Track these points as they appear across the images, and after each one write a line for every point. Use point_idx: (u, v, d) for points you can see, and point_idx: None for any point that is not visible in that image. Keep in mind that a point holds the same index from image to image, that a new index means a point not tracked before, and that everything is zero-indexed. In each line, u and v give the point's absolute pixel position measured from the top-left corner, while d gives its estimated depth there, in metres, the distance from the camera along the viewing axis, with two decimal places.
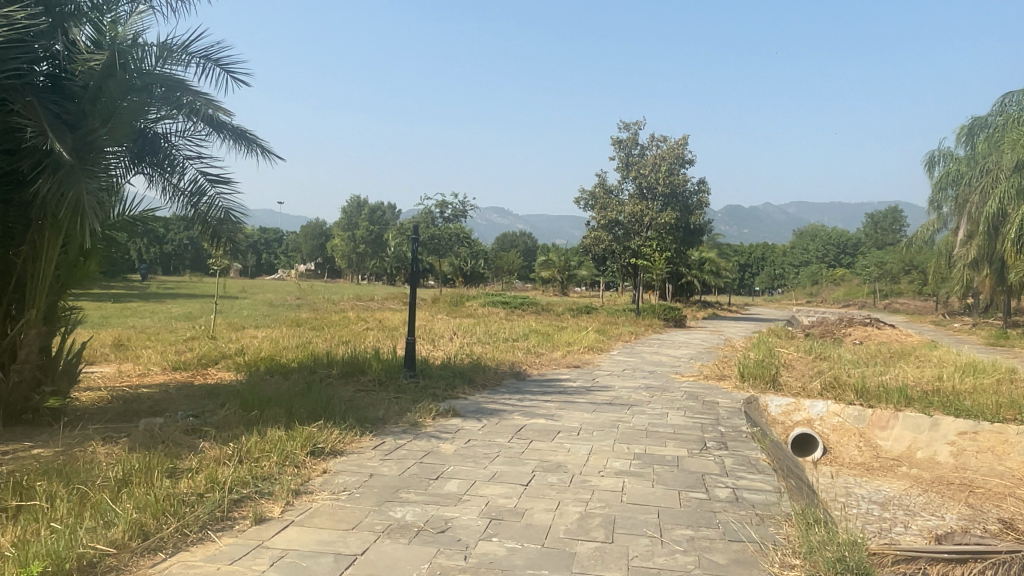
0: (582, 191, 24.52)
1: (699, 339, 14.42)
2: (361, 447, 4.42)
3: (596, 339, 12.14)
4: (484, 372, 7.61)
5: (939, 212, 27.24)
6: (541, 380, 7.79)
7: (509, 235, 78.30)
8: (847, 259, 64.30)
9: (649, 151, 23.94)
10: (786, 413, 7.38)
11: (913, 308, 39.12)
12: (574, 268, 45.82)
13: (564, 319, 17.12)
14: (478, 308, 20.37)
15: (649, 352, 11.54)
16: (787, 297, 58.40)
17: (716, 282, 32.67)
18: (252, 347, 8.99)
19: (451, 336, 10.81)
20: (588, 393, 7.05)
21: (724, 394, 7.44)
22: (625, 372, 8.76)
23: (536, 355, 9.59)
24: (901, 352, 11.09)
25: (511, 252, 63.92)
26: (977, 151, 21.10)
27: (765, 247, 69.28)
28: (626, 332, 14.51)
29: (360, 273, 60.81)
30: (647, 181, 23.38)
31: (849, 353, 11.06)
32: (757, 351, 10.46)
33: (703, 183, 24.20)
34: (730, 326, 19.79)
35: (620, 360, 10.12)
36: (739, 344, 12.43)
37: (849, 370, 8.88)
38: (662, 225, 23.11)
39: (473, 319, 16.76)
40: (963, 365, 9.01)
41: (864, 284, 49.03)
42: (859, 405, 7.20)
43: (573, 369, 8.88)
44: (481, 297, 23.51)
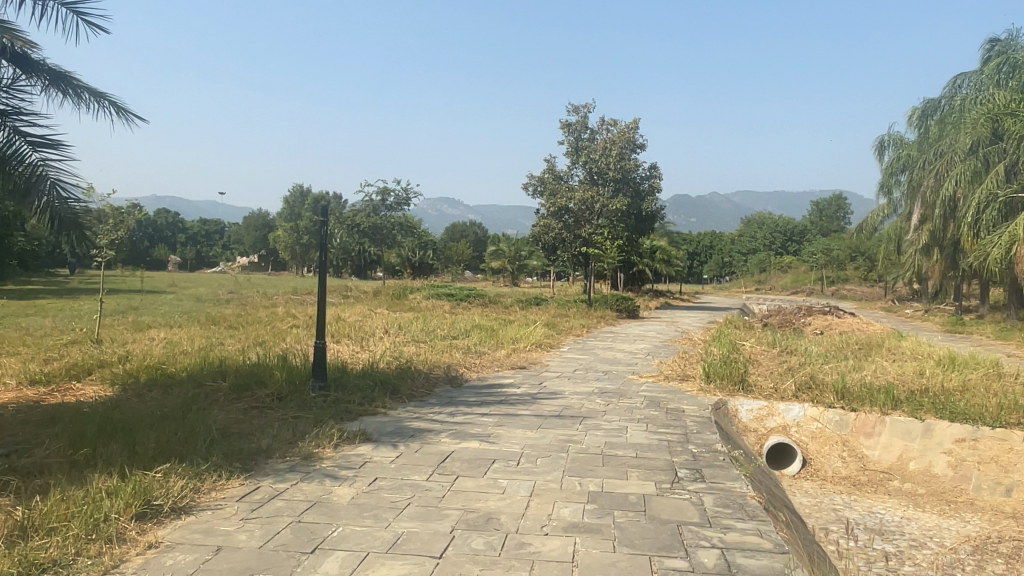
0: (531, 177, 23.47)
1: (653, 331, 13.54)
2: (224, 500, 3.29)
3: (544, 334, 11.10)
4: (412, 378, 6.49)
5: (888, 197, 27.07)
6: (480, 387, 6.71)
7: (459, 225, 77.12)
8: (793, 246, 65.04)
9: (599, 134, 23.00)
10: (758, 419, 6.43)
11: (860, 295, 39.29)
12: (525, 258, 44.86)
13: (512, 312, 16.06)
14: (421, 302, 19.16)
15: (602, 348, 10.56)
16: (736, 284, 58.54)
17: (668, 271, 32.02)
18: (142, 352, 7.68)
19: (383, 334, 9.62)
20: (533, 402, 6.01)
21: (690, 399, 6.46)
22: (576, 374, 7.74)
23: (477, 354, 8.50)
24: (870, 344, 10.35)
25: (461, 243, 62.78)
26: (929, 135, 20.81)
27: (714, 235, 69.67)
28: (577, 325, 13.53)
29: (304, 265, 58.72)
30: (598, 166, 22.46)
31: (815, 345, 10.27)
32: (720, 345, 9.55)
33: (654, 168, 23.38)
34: (685, 316, 19.06)
35: (571, 359, 9.11)
36: (697, 338, 11.56)
37: (822, 366, 8.04)
38: (613, 212, 22.24)
39: (414, 313, 15.54)
40: (942, 359, 8.26)
41: (811, 270, 49.27)
42: (840, 409, 6.28)
43: (518, 371, 7.82)
44: (425, 289, 22.26)
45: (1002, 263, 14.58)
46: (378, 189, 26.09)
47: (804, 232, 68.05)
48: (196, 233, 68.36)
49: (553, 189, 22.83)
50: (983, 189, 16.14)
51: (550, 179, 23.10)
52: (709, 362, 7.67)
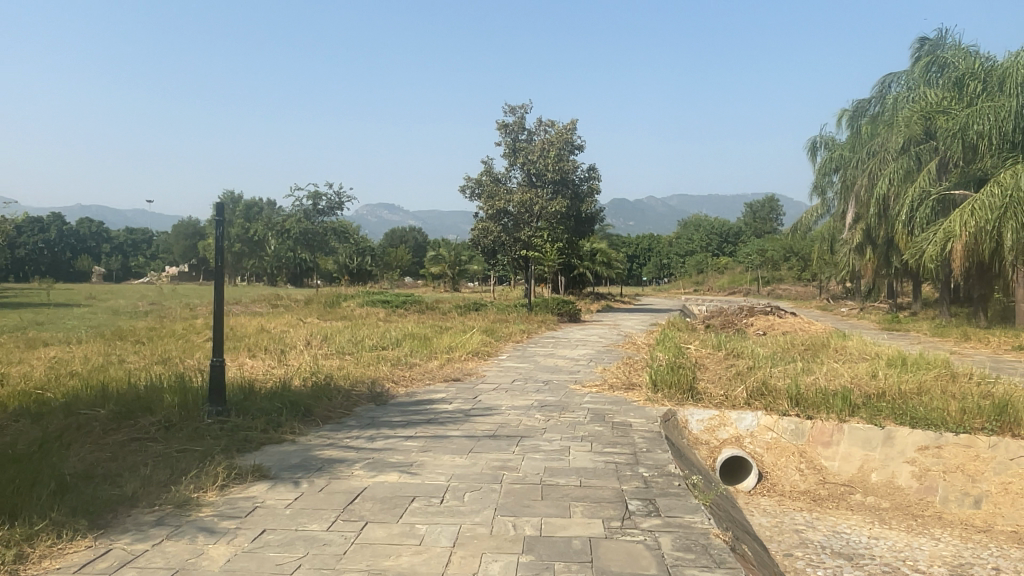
0: (468, 179, 22.86)
1: (596, 336, 13.07)
2: (57, 572, 2.58)
3: (482, 341, 10.46)
4: (329, 397, 5.77)
5: (822, 197, 27.45)
6: (407, 404, 6.03)
7: (398, 231, 75.90)
8: (729, 248, 66.25)
9: (537, 135, 22.53)
10: (710, 430, 5.94)
11: (795, 294, 39.98)
12: (465, 263, 44.18)
13: (449, 319, 15.37)
14: (355, 310, 18.30)
15: (543, 355, 9.99)
16: (675, 286, 59.12)
17: (608, 273, 31.83)
18: (18, 375, 6.74)
19: (304, 346, 8.82)
20: (465, 420, 5.38)
21: (637, 410, 5.93)
22: (514, 385, 7.13)
23: (407, 366, 7.81)
24: (816, 344, 10.05)
25: (401, 248, 61.64)
26: (861, 135, 21.15)
27: (653, 238, 70.42)
28: (517, 331, 12.94)
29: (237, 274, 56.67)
30: (536, 168, 22.04)
31: (761, 347, 9.91)
32: (665, 349, 9.08)
33: (593, 170, 23.05)
34: (627, 319, 18.72)
35: (509, 368, 8.49)
36: (642, 342, 11.10)
37: (772, 370, 7.64)
38: (553, 214, 21.86)
39: (345, 322, 14.69)
40: (892, 360, 7.97)
41: (747, 271, 50.03)
42: (796, 416, 5.84)
43: (451, 384, 7.16)
44: (359, 296, 21.36)
45: (936, 260, 14.68)
46: (309, 192, 25.03)
47: (739, 234, 69.37)
48: (121, 242, 65.33)
49: (491, 192, 22.28)
50: (916, 188, 16.37)
51: (488, 181, 22.54)
52: (655, 369, 7.17)
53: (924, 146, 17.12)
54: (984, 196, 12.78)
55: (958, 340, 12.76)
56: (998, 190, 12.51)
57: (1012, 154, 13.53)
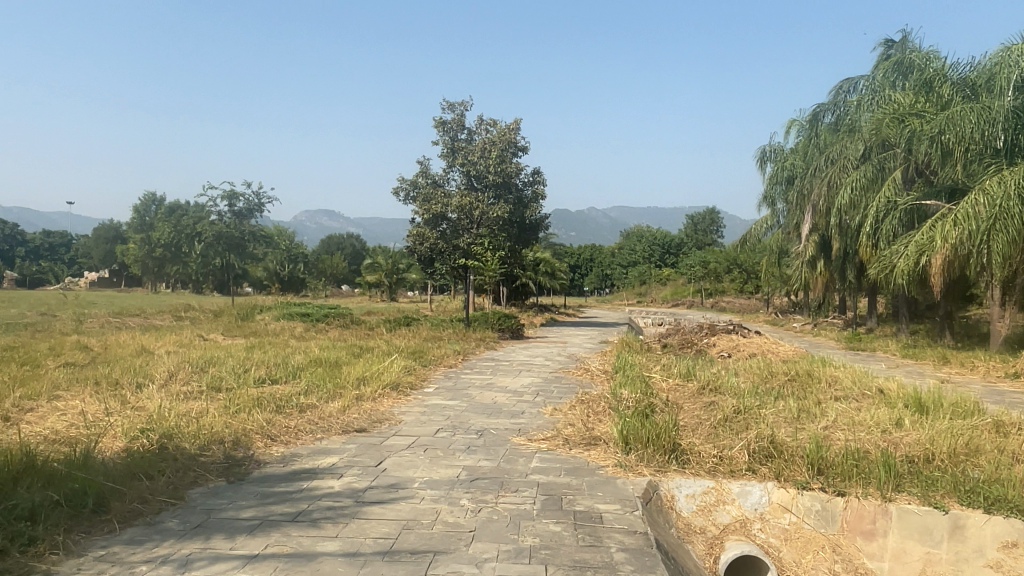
0: (402, 180, 20.99)
1: (541, 358, 11.37)
2: None
3: (404, 368, 8.60)
4: (143, 478, 3.83)
5: (771, 207, 26.49)
6: (273, 482, 4.13)
7: (336, 237, 73.15)
8: (671, 259, 65.88)
9: (477, 134, 20.80)
10: (705, 511, 4.26)
11: (739, 307, 39.32)
12: (403, 271, 42.07)
13: (373, 337, 13.48)
14: (269, 325, 16.21)
15: (478, 386, 8.21)
16: (618, 298, 58.31)
17: (551, 284, 30.34)
18: None
19: (167, 382, 6.82)
20: (351, 515, 3.55)
21: (604, 486, 4.17)
22: (435, 439, 5.30)
23: (296, 411, 5.91)
24: (800, 374, 8.55)
25: (337, 255, 59.03)
26: (817, 142, 20.24)
27: (595, 248, 69.61)
28: (449, 352, 11.13)
29: (159, 281, 53.23)
30: (476, 169, 20.31)
31: (738, 377, 8.36)
32: (625, 383, 7.40)
33: (537, 173, 21.43)
34: (574, 335, 17.14)
35: (433, 408, 6.68)
36: (595, 368, 9.42)
37: (765, 415, 6.04)
38: (494, 219, 20.18)
39: (251, 342, 12.63)
40: (907, 399, 6.47)
41: (689, 283, 49.50)
42: (821, 491, 4.23)
43: (352, 438, 5.30)
44: (277, 308, 19.23)
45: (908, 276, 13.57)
46: (224, 192, 22.75)
47: (681, 245, 69.20)
48: (36, 245, 60.91)
49: (427, 195, 20.49)
50: (882, 196, 15.34)
51: (423, 183, 20.73)
52: (623, 419, 5.45)
53: (889, 153, 16.10)
54: (968, 205, 11.63)
55: (937, 365, 11.62)
56: (985, 199, 11.36)
57: (995, 161, 12.46)
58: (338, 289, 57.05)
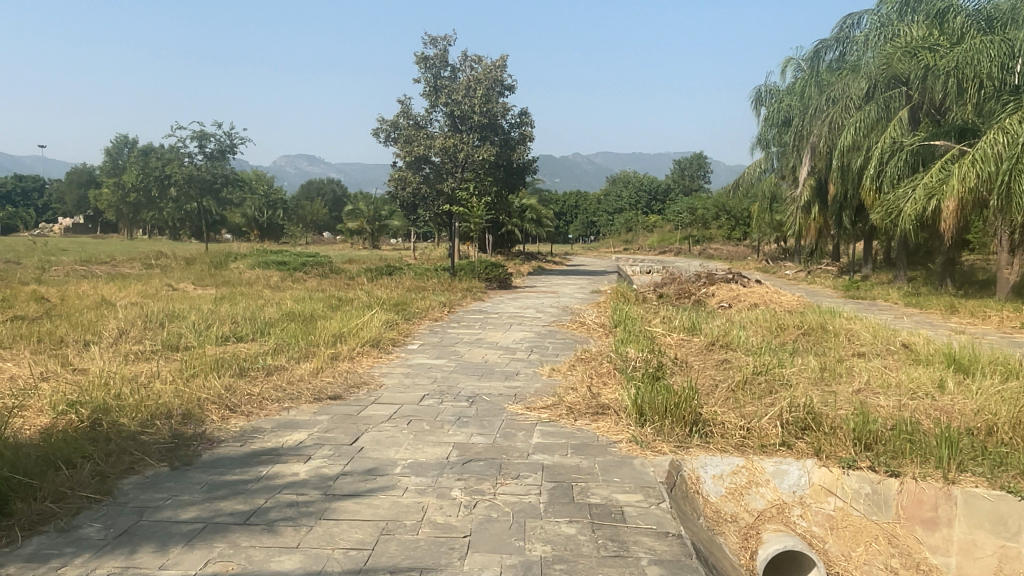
0: (381, 120, 19.93)
1: (532, 310, 10.71)
2: None
3: (385, 323, 7.90)
4: (62, 467, 3.13)
5: (765, 151, 25.71)
6: (226, 467, 3.44)
7: (316, 183, 71.49)
8: (658, 205, 65.06)
9: (461, 72, 19.69)
10: (735, 496, 3.65)
11: (727, 254, 38.81)
12: (385, 218, 40.99)
13: (353, 287, 12.74)
14: (244, 274, 15.40)
15: (466, 342, 7.53)
16: (604, 245, 57.70)
17: (538, 231, 29.59)
18: None
19: (117, 340, 6.08)
20: (318, 515, 2.87)
21: (620, 468, 3.52)
22: (420, 408, 4.63)
23: (261, 375, 5.21)
24: (813, 327, 7.96)
25: (319, 201, 57.70)
26: (817, 81, 19.39)
27: (581, 195, 68.58)
28: (435, 304, 10.44)
29: (135, 227, 51.79)
30: (461, 109, 19.30)
31: (747, 332, 7.74)
32: (628, 340, 6.77)
33: (525, 113, 20.45)
34: (563, 284, 16.48)
35: (416, 369, 6.00)
36: (592, 322, 8.77)
37: (787, 376, 5.44)
38: (480, 162, 19.28)
39: (222, 292, 11.86)
40: (939, 356, 5.89)
41: (676, 229, 48.89)
42: (870, 470, 3.62)
43: (324, 408, 4.61)
44: (252, 256, 18.36)
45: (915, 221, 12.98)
46: (194, 132, 21.61)
47: (668, 191, 68.32)
48: (7, 189, 59.03)
49: (409, 136, 19.49)
50: (887, 137, 14.62)
51: (405, 124, 19.70)
52: (633, 384, 4.81)
53: (895, 92, 15.33)
54: (986, 144, 10.98)
55: (945, 314, 11.13)
56: (1005, 139, 10.77)
57: (1013, 98, 11.76)
58: (319, 236, 55.94)
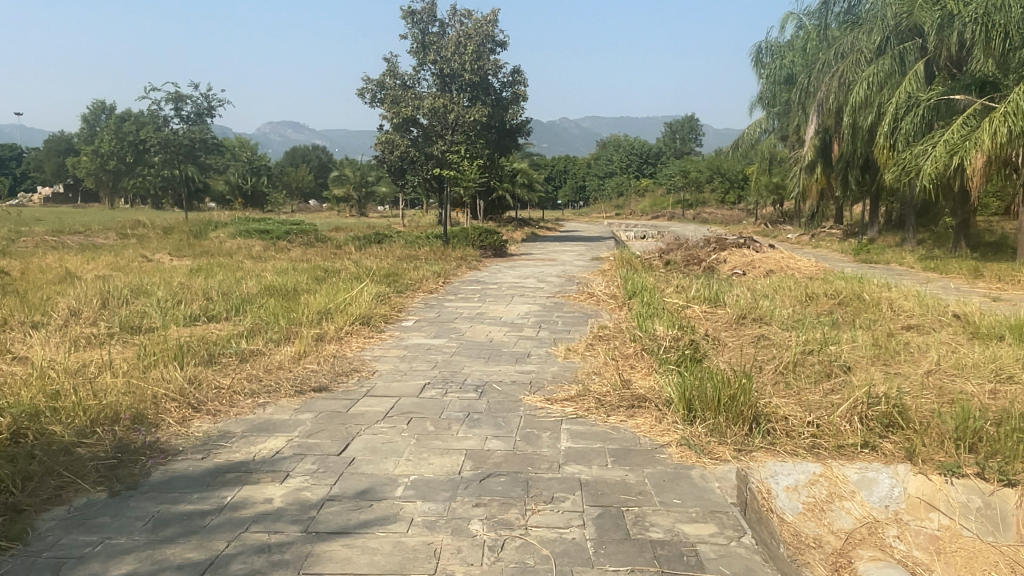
0: (366, 80, 18.90)
1: (533, 280, 9.98)
2: None
3: (375, 296, 7.14)
4: None
5: (766, 111, 24.87)
6: (181, 493, 2.70)
7: (301, 149, 69.89)
8: (649, 169, 64.10)
9: (450, 27, 18.65)
10: (816, 513, 2.96)
11: (722, 218, 38.13)
12: (373, 184, 39.89)
13: (340, 257, 11.92)
14: (224, 244, 14.54)
15: (467, 317, 6.78)
16: (595, 210, 56.77)
17: (530, 196, 28.70)
18: None
19: (69, 323, 5.29)
20: (299, 568, 2.15)
21: (678, 484, 2.81)
22: (421, 402, 3.90)
23: (234, 364, 4.45)
24: (846, 295, 7.27)
25: (304, 168, 56.34)
26: (825, 36, 18.51)
27: (571, 160, 67.45)
28: (428, 274, 9.67)
29: (116, 197, 50.40)
30: (450, 67, 18.30)
31: (775, 302, 7.04)
32: (649, 315, 6.05)
33: (517, 72, 19.48)
34: (561, 252, 15.71)
35: (413, 351, 5.26)
36: (602, 293, 8.04)
37: (839, 355, 4.76)
38: (471, 123, 18.38)
39: (198, 264, 11.04)
40: (1004, 329, 5.22)
41: (669, 193, 47.99)
42: (978, 478, 2.97)
43: (307, 403, 3.86)
44: (233, 224, 17.45)
45: (934, 181, 12.30)
46: (169, 94, 20.51)
47: (659, 155, 67.30)
48: None
49: (396, 96, 18.50)
50: (903, 92, 13.84)
51: (391, 84, 18.70)
52: (671, 371, 4.10)
53: (910, 44, 14.53)
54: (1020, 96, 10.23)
55: (969, 278, 10.50)
56: None
57: None
58: (304, 204, 54.72)
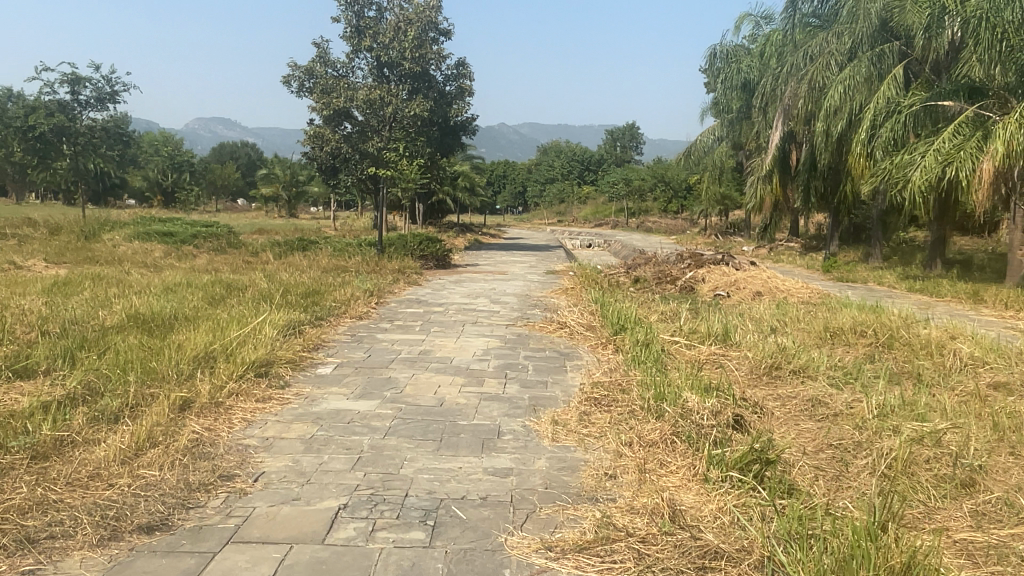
0: (293, 66, 16.94)
1: (485, 301, 8.36)
2: None
3: (282, 327, 5.37)
4: None
5: (720, 117, 23.90)
6: None
7: (228, 145, 66.30)
8: (590, 176, 63.18)
9: (388, 12, 16.83)
10: None
11: (666, 227, 37.28)
12: (303, 184, 37.50)
13: (252, 269, 10.01)
14: (119, 249, 12.42)
15: (406, 359, 5.08)
16: (536, 216, 55.49)
17: (471, 200, 27.05)
18: None
19: None
20: None
21: None
22: (329, 560, 2.20)
23: (12, 475, 2.65)
24: (877, 330, 5.89)
25: (231, 164, 53.12)
26: (790, 37, 17.50)
27: (510, 165, 66.09)
28: (358, 293, 7.91)
29: (20, 191, 46.36)
30: (387, 55, 16.52)
31: (798, 341, 5.60)
32: (655, 368, 4.48)
33: (463, 64, 17.81)
34: (511, 263, 14.11)
35: (326, 426, 3.53)
36: (576, 324, 6.46)
37: (956, 439, 3.31)
38: (411, 118, 16.63)
39: (72, 275, 9.00)
40: None
41: (612, 201, 47.14)
42: None
43: (115, 570, 2.12)
44: (133, 225, 15.21)
45: (923, 194, 11.26)
46: (65, 74, 18.02)
47: (601, 162, 66.50)
48: None
49: (326, 85, 16.67)
50: (883, 97, 12.80)
51: (322, 71, 16.74)
52: (748, 502, 2.53)
53: (888, 48, 13.55)
54: None
55: (971, 302, 9.41)
56: None
57: None
58: (230, 204, 51.57)
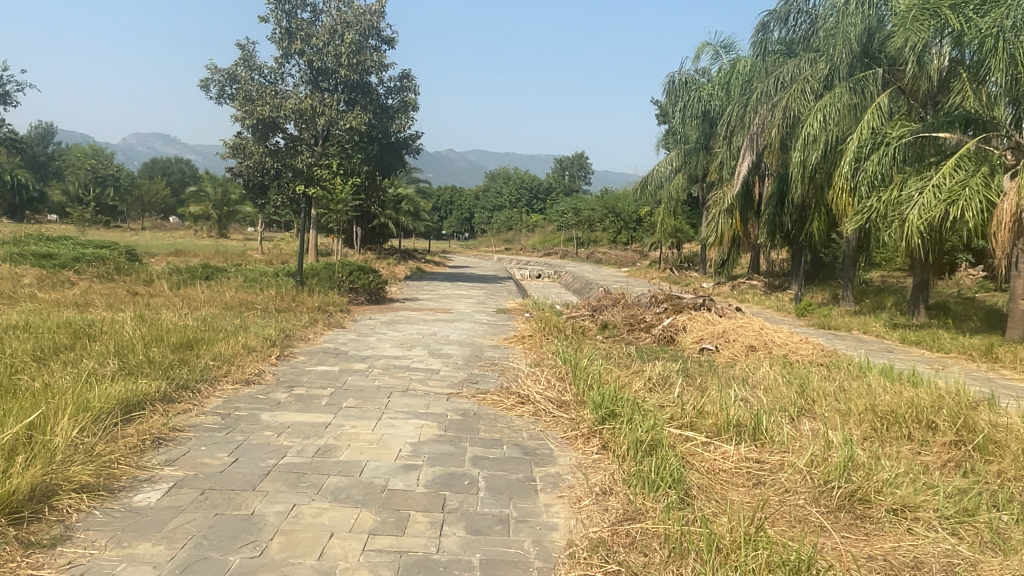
0: (214, 69, 15.01)
1: (421, 354, 6.62)
2: None
3: (104, 411, 3.53)
4: None
5: (679, 146, 22.84)
6: None
7: (161, 160, 62.92)
8: (539, 205, 61.86)
9: (323, 14, 15.09)
10: None
11: (616, 258, 36.02)
12: (236, 204, 35.08)
13: (132, 303, 8.06)
14: None
15: (290, 470, 3.29)
16: (483, 243, 53.79)
17: (415, 225, 25.29)
18: None
19: None
20: None
21: None
22: None
23: None
24: (945, 416, 4.39)
25: (160, 179, 50.05)
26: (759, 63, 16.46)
27: (457, 190, 64.47)
28: (255, 342, 6.06)
29: None
30: (320, 61, 14.76)
31: (850, 436, 4.06)
32: (682, 513, 2.84)
33: (406, 76, 16.18)
34: (454, 298, 12.37)
35: None
36: (541, 398, 4.76)
37: None
38: (347, 131, 14.87)
39: None
40: None
41: (561, 230, 45.80)
42: None
43: None
44: (10, 243, 12.98)
45: (919, 234, 10.07)
46: None
47: (550, 190, 65.33)
48: None
49: (251, 92, 14.79)
50: (868, 125, 11.66)
51: (246, 76, 14.86)
52: None
53: (870, 74, 12.47)
54: None
55: (987, 359, 8.13)
56: None
57: None
58: (158, 221, 48.41)
